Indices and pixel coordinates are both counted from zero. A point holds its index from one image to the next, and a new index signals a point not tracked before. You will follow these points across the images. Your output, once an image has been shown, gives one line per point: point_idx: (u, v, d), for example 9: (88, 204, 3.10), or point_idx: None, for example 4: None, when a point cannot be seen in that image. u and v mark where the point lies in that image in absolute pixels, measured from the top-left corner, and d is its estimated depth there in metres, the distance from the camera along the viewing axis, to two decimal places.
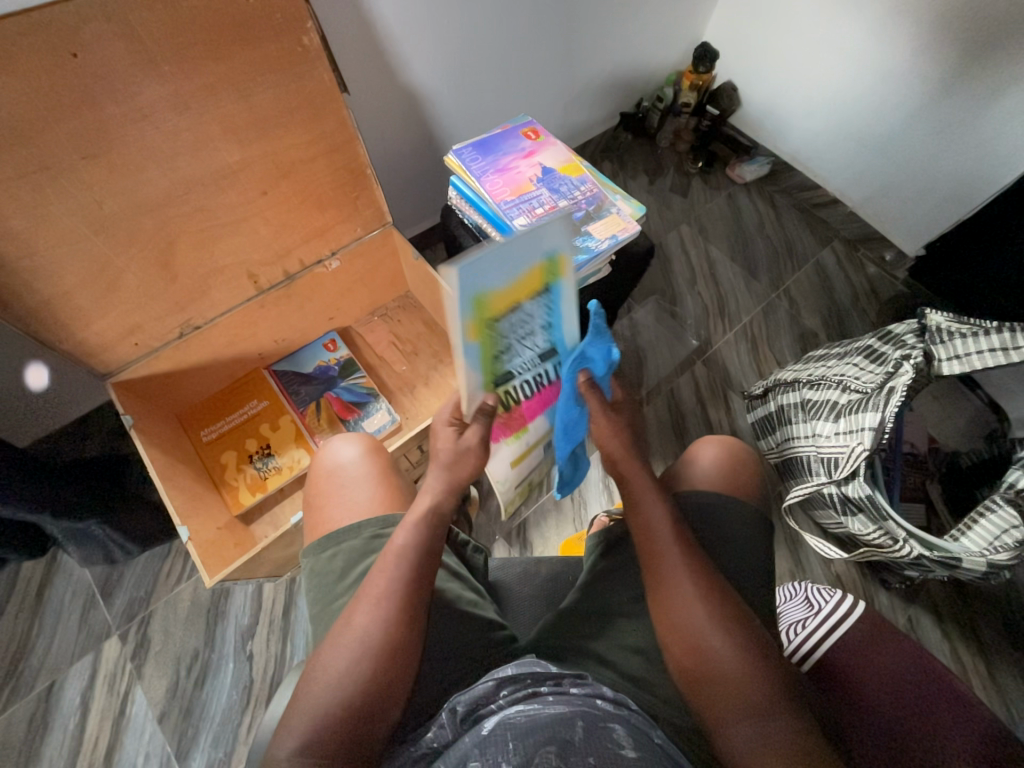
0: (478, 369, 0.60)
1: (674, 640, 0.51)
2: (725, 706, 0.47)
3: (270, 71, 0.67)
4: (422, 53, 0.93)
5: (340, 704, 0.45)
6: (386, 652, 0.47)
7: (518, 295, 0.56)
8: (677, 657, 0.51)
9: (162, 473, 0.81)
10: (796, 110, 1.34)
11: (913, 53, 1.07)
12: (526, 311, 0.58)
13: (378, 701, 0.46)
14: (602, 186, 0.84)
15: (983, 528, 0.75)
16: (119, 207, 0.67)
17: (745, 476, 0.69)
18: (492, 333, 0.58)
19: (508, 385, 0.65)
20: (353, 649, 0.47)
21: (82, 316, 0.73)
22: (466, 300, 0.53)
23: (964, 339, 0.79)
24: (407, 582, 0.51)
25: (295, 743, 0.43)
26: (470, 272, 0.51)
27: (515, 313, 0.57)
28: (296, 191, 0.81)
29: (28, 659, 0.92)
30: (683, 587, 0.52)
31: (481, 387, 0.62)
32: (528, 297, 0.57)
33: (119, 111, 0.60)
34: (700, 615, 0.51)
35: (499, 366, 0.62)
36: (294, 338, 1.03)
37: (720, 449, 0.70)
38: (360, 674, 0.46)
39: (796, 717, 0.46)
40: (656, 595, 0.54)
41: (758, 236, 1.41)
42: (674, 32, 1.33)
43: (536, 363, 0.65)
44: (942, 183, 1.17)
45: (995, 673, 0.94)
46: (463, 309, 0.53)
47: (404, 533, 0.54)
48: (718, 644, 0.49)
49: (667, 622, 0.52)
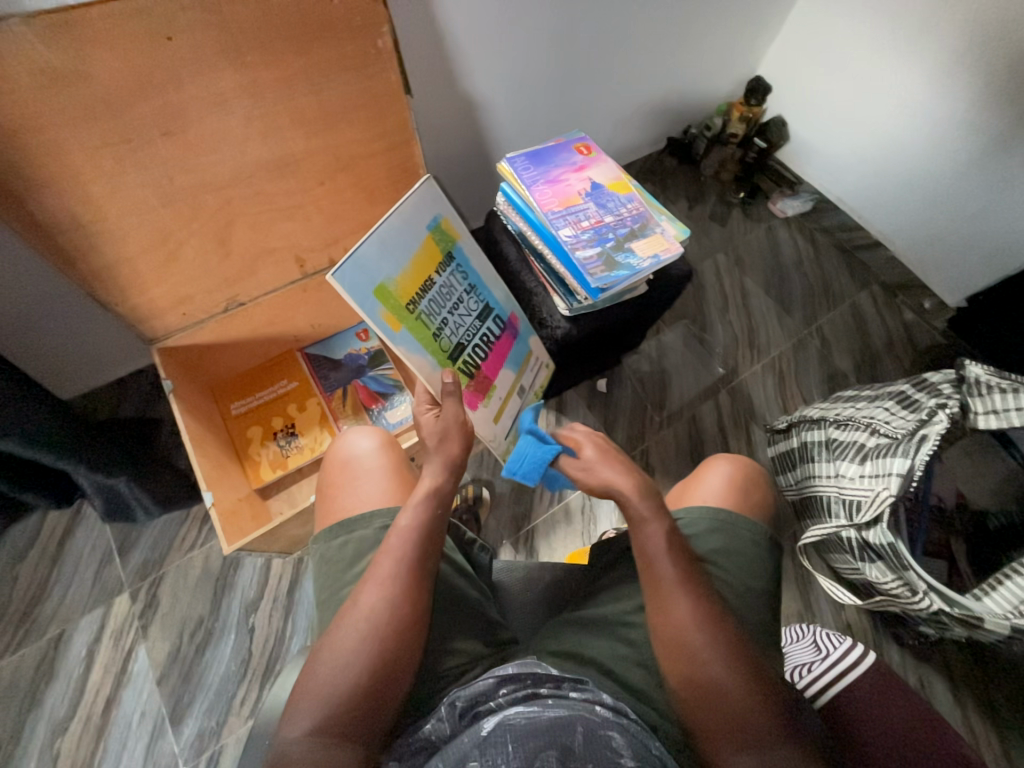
0: (424, 354, 0.75)
1: (674, 665, 0.50)
2: (727, 735, 0.46)
3: (343, 69, 0.70)
4: (484, 65, 0.97)
5: (349, 682, 0.46)
6: (391, 631, 0.48)
7: (414, 274, 0.76)
8: (675, 683, 0.50)
9: (193, 441, 0.84)
10: (846, 150, 1.34)
11: (974, 104, 1.06)
12: (430, 284, 0.78)
13: (388, 677, 0.47)
14: (647, 206, 0.86)
15: (1008, 591, 0.73)
16: (188, 183, 0.71)
17: (752, 493, 0.68)
18: (415, 316, 0.76)
19: (463, 355, 0.82)
20: (360, 629, 0.48)
21: (139, 282, 0.76)
22: (375, 292, 0.70)
23: (1003, 394, 0.77)
24: (411, 562, 0.52)
25: (309, 723, 0.44)
26: (361, 268, 0.69)
27: (414, 287, 0.76)
28: (351, 184, 0.84)
29: (43, 605, 0.95)
30: (686, 616, 0.51)
31: (437, 366, 0.77)
32: (425, 272, 0.78)
33: (201, 94, 0.64)
34: (703, 644, 0.49)
35: (441, 343, 0.79)
36: (329, 325, 1.06)
37: (731, 467, 0.69)
38: (365, 654, 0.47)
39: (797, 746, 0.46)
40: (657, 620, 0.52)
41: (794, 272, 1.40)
42: (729, 64, 1.35)
43: (475, 325, 0.83)
44: (991, 237, 1.14)
45: (1008, 748, 0.90)
46: (378, 304, 0.71)
47: (408, 515, 0.55)
48: (718, 672, 0.48)
49: (669, 645, 0.51)
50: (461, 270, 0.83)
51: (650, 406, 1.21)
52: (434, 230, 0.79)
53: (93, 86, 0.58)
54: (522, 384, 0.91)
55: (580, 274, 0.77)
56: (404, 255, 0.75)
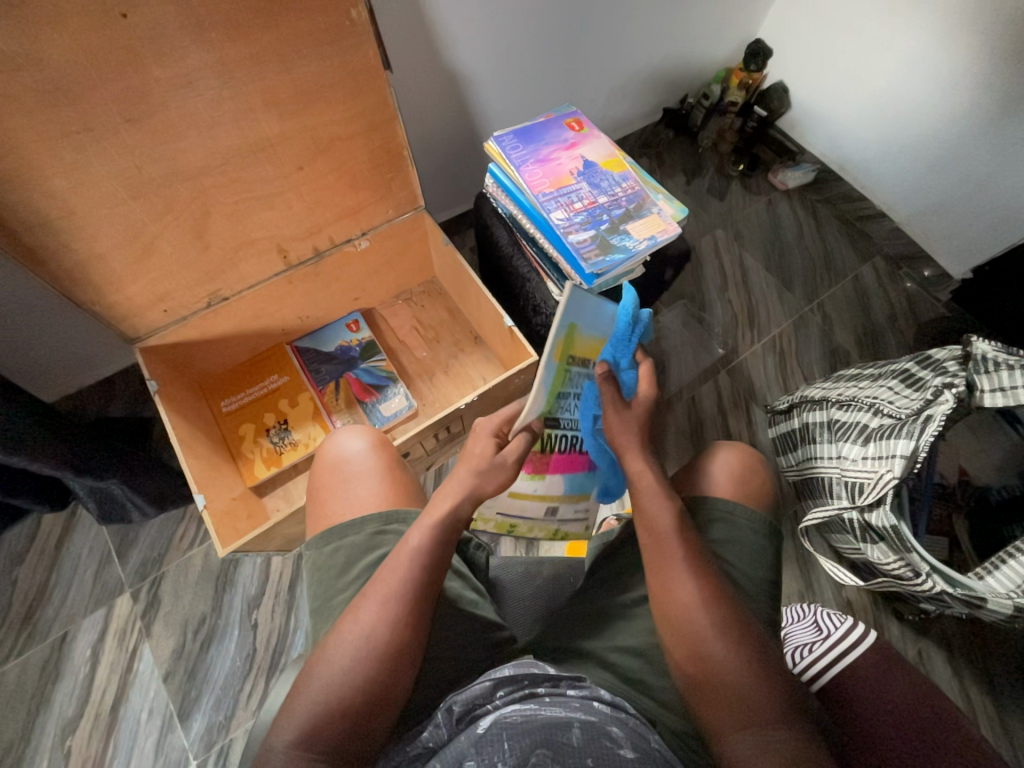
0: (543, 396, 0.60)
1: (675, 643, 0.49)
2: (723, 712, 0.45)
3: (316, 44, 0.65)
4: (469, 35, 0.91)
5: (339, 699, 0.45)
6: (388, 652, 0.47)
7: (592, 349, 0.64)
8: (676, 658, 0.49)
9: (182, 442, 0.82)
10: (850, 114, 1.28)
11: (986, 61, 1.01)
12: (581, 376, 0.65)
13: (378, 698, 0.46)
14: (643, 185, 0.82)
15: (1010, 571, 0.72)
16: (156, 173, 0.67)
17: (755, 482, 0.67)
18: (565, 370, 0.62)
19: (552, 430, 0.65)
20: (357, 649, 0.47)
21: (115, 279, 0.73)
22: (568, 322, 0.59)
23: (1010, 372, 0.75)
24: (416, 585, 0.50)
25: (293, 735, 0.44)
26: (579, 304, 0.60)
27: (588, 360, 0.64)
28: (331, 169, 0.80)
29: (44, 607, 0.95)
30: (687, 592, 0.49)
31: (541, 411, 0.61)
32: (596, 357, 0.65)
33: (164, 75, 0.60)
34: (701, 621, 0.48)
35: (556, 407, 0.63)
36: (317, 316, 1.03)
37: (732, 456, 0.68)
38: (359, 672, 0.46)
39: (793, 728, 0.44)
40: (658, 592, 0.51)
41: (796, 246, 1.36)
42: (728, 27, 1.28)
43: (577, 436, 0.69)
44: (998, 203, 1.10)
45: (1004, 717, 0.91)
46: (561, 333, 0.59)
47: (418, 534, 0.52)
48: (718, 650, 0.47)
49: (668, 620, 0.50)
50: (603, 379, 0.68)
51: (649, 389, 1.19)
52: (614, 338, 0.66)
53: (44, 69, 0.54)
54: (558, 511, 0.73)
55: (574, 259, 0.74)
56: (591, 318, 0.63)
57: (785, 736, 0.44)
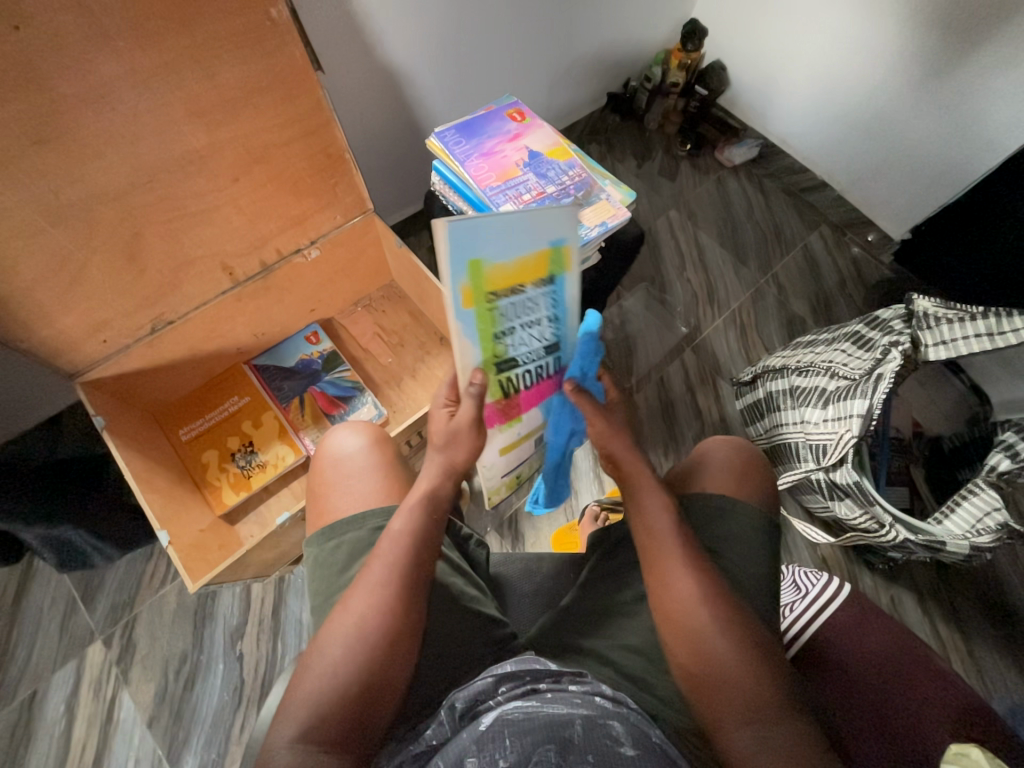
0: (473, 344, 0.59)
1: (677, 639, 0.50)
2: (727, 710, 0.46)
3: (235, 47, 0.62)
4: (401, 30, 0.89)
5: (335, 690, 0.44)
6: (383, 638, 0.46)
7: (517, 271, 0.57)
8: (678, 656, 0.50)
9: (138, 475, 0.78)
10: (786, 89, 1.32)
11: (904, 29, 1.05)
12: (523, 292, 0.59)
13: (377, 683, 0.45)
14: (590, 172, 0.82)
15: (966, 511, 0.76)
16: (77, 196, 0.63)
17: (747, 466, 0.66)
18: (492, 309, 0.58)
19: (511, 372, 0.64)
20: (350, 637, 0.46)
21: (44, 313, 0.69)
22: (462, 261, 0.53)
23: (951, 325, 0.79)
24: (404, 567, 0.50)
25: (294, 730, 0.42)
26: (470, 231, 0.52)
27: (515, 287, 0.57)
28: (270, 177, 0.77)
29: (8, 667, 0.89)
30: (687, 589, 0.51)
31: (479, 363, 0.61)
32: (528, 277, 0.58)
33: (73, 90, 0.56)
34: (701, 619, 0.49)
35: (497, 348, 0.61)
36: (273, 332, 1.00)
37: (730, 450, 0.68)
38: (353, 661, 0.45)
39: (793, 720, 0.46)
40: (658, 589, 0.52)
41: (746, 220, 1.39)
42: (662, 9, 1.29)
43: (541, 355, 0.65)
44: (930, 164, 1.15)
45: (973, 649, 0.97)
46: (461, 273, 0.54)
47: (401, 519, 0.53)
48: (719, 644, 0.48)
49: (668, 617, 0.51)
50: (562, 299, 0.62)
51: (618, 374, 1.20)
52: (560, 249, 0.58)
53: None
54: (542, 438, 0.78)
55: None
56: (517, 244, 0.55)
57: (784, 729, 0.45)
